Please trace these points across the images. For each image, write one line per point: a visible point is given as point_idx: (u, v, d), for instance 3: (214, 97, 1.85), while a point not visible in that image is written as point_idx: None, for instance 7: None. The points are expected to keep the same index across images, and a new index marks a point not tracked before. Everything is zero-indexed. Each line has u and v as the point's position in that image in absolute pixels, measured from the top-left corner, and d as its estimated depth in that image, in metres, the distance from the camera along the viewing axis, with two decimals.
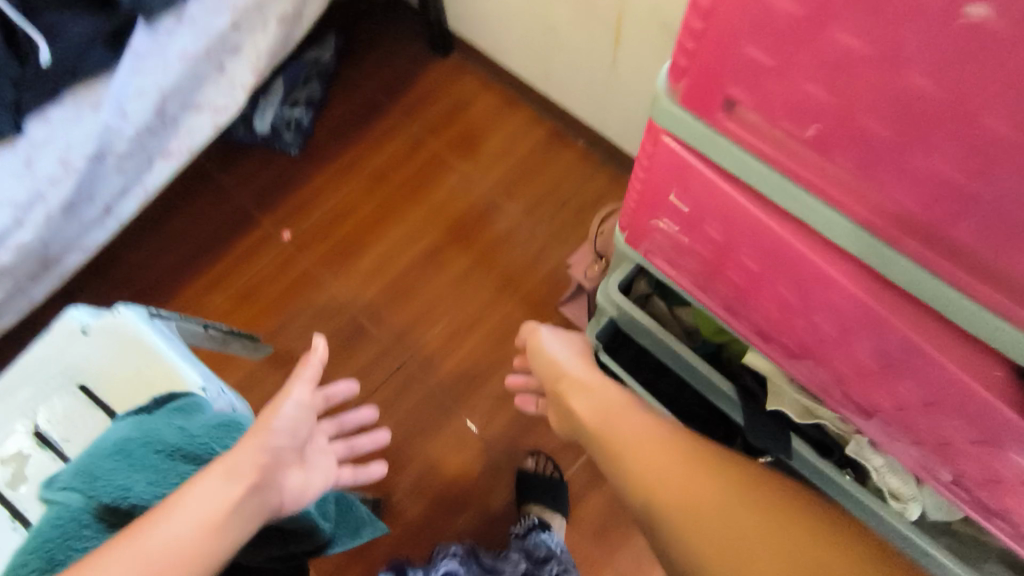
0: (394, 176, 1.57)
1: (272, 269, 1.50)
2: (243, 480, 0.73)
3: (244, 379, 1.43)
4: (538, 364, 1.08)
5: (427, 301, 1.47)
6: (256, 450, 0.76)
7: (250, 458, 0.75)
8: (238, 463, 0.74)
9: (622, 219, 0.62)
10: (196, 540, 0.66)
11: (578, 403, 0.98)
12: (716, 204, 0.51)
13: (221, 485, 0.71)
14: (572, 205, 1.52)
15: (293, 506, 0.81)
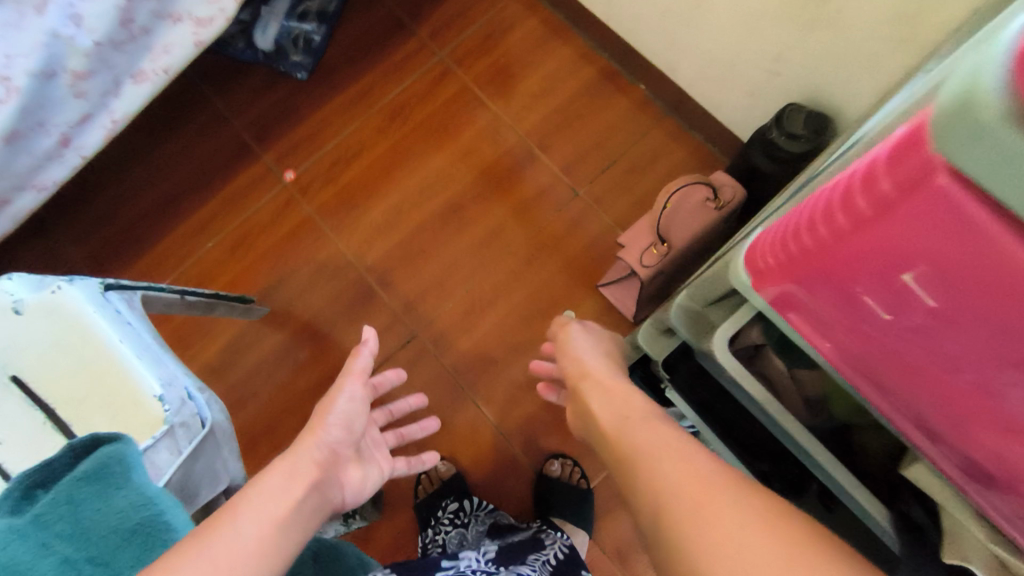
0: (417, 112, 1.33)
1: (269, 215, 1.30)
2: (302, 478, 0.66)
3: (236, 341, 1.27)
4: (567, 359, 1.00)
5: (446, 266, 1.27)
6: (313, 450, 0.73)
7: (303, 463, 0.69)
8: (287, 467, 0.67)
9: (762, 245, 0.41)
10: (269, 536, 0.56)
11: (593, 403, 0.86)
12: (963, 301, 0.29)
13: (282, 486, 0.63)
14: (624, 163, 1.28)
15: (355, 502, 0.80)
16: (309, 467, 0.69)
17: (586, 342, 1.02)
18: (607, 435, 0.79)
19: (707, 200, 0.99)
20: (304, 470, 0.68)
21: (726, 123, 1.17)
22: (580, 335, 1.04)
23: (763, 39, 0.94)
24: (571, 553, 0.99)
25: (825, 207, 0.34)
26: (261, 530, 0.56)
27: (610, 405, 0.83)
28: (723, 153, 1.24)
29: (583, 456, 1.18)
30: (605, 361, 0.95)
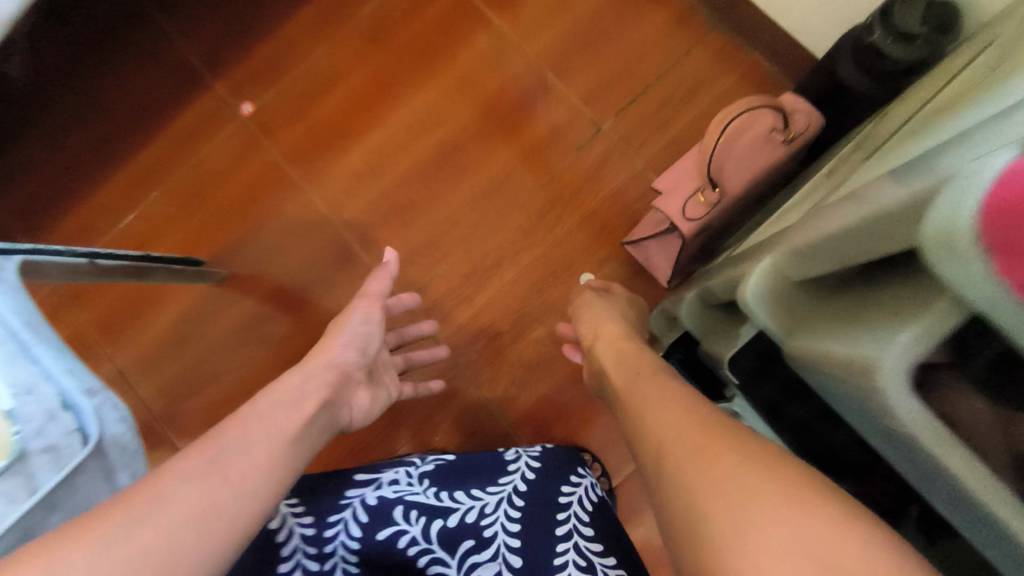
0: (402, 31, 1.08)
1: (225, 161, 1.08)
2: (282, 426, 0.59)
3: (192, 311, 1.07)
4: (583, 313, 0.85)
5: (439, 221, 1.05)
6: (324, 370, 0.71)
7: (291, 411, 0.61)
8: (289, 394, 0.64)
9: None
10: (211, 497, 0.48)
11: (611, 361, 0.71)
12: None
13: (280, 411, 0.60)
14: (659, 91, 1.03)
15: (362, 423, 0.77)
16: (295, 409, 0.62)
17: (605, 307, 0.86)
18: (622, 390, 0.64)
19: (774, 131, 0.75)
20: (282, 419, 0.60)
21: (793, 35, 0.91)
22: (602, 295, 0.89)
23: None
24: (548, 470, 0.72)
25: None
26: (211, 488, 0.49)
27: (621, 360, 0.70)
28: (785, 77, 0.99)
29: (605, 449, 0.98)
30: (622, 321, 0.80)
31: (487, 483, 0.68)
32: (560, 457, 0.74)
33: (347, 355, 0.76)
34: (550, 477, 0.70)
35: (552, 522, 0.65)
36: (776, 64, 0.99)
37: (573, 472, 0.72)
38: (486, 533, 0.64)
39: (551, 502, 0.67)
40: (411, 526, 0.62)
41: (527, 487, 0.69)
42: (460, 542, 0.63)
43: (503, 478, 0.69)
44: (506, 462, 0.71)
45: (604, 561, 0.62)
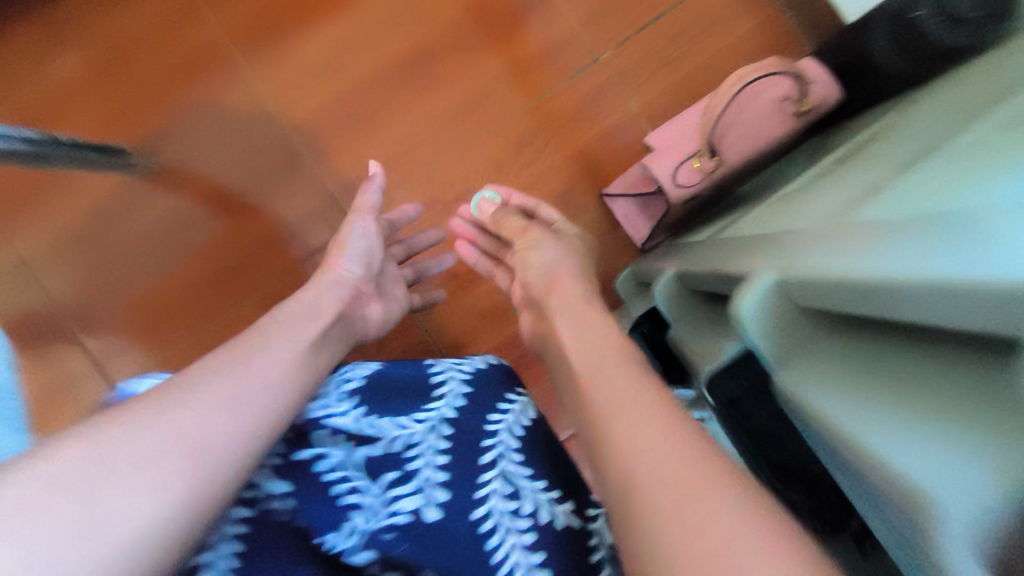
0: None
1: (162, 29, 0.93)
2: (295, 343, 0.51)
3: (111, 201, 0.94)
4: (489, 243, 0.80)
5: (399, 140, 0.93)
6: (333, 287, 0.63)
7: (296, 333, 0.53)
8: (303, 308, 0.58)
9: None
10: (192, 422, 0.40)
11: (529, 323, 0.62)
12: None
13: (295, 319, 0.55)
14: (667, 28, 0.90)
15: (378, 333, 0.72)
16: (299, 327, 0.54)
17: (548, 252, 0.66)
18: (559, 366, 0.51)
19: (787, 99, 0.69)
20: (289, 333, 0.52)
21: None
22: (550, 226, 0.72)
23: None
24: (479, 397, 0.54)
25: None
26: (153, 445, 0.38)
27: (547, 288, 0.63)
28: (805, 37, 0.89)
29: (553, 406, 0.94)
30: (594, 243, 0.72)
31: (418, 407, 0.51)
32: (488, 381, 0.56)
33: (335, 290, 0.63)
34: (480, 404, 0.53)
35: (479, 468, 0.49)
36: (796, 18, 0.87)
37: (494, 413, 0.53)
38: (412, 468, 0.48)
39: (475, 455, 0.49)
40: (331, 451, 0.47)
41: (456, 412, 0.52)
42: (383, 475, 0.47)
43: (427, 404, 0.51)
44: (429, 378, 0.54)
45: (546, 490, 0.50)
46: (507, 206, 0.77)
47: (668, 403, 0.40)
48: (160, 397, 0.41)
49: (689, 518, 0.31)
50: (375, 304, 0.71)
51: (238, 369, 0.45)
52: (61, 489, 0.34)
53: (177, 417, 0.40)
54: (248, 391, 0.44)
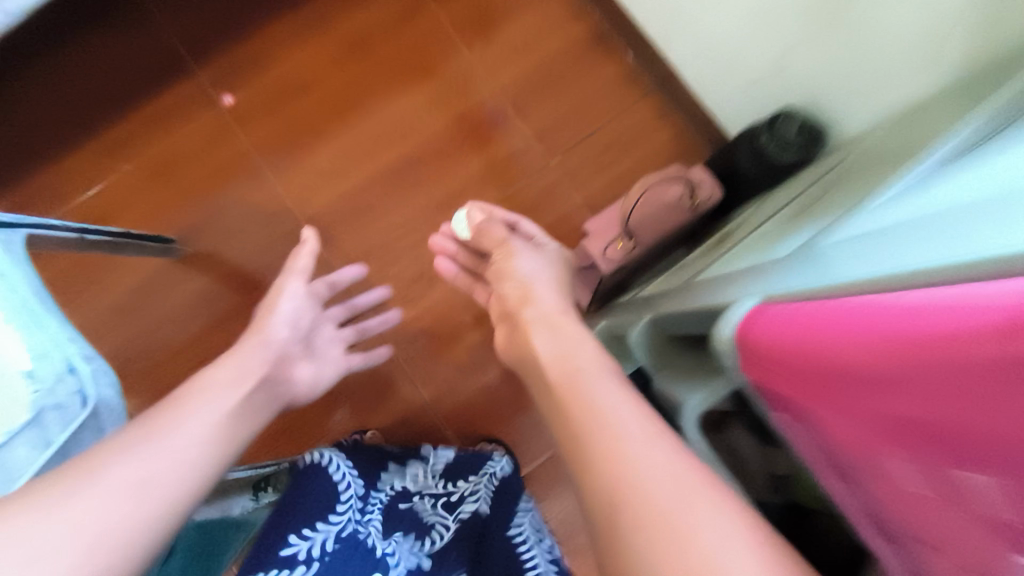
0: (383, 47, 1.19)
1: (202, 143, 1.17)
2: (217, 411, 0.65)
3: (151, 280, 1.14)
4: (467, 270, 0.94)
5: (391, 228, 1.16)
6: (260, 349, 0.77)
7: (225, 387, 0.68)
8: (234, 372, 0.71)
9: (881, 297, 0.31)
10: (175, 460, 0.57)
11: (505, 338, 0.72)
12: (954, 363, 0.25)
13: (227, 382, 0.69)
14: (602, 138, 1.16)
15: (308, 395, 0.87)
16: (213, 416, 0.63)
17: (531, 263, 0.80)
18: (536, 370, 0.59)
19: (683, 197, 0.94)
20: (204, 415, 0.63)
21: (715, 112, 1.07)
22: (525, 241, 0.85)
23: (771, 37, 0.83)
24: (503, 509, 0.90)
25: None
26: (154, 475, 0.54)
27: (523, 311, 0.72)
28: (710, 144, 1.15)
29: (521, 444, 1.12)
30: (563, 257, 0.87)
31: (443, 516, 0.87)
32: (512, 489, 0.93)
33: (265, 350, 0.77)
34: (500, 513, 0.89)
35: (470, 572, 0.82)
36: (699, 136, 1.13)
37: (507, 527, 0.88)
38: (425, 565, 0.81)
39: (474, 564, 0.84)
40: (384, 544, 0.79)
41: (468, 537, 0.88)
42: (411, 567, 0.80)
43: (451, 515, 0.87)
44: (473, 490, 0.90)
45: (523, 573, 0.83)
46: (494, 217, 0.89)
47: (628, 401, 0.48)
48: (85, 472, 0.52)
49: (639, 520, 0.38)
50: (303, 363, 0.88)
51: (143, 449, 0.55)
52: (72, 524, 0.48)
53: (167, 453, 0.57)
54: (160, 472, 0.54)
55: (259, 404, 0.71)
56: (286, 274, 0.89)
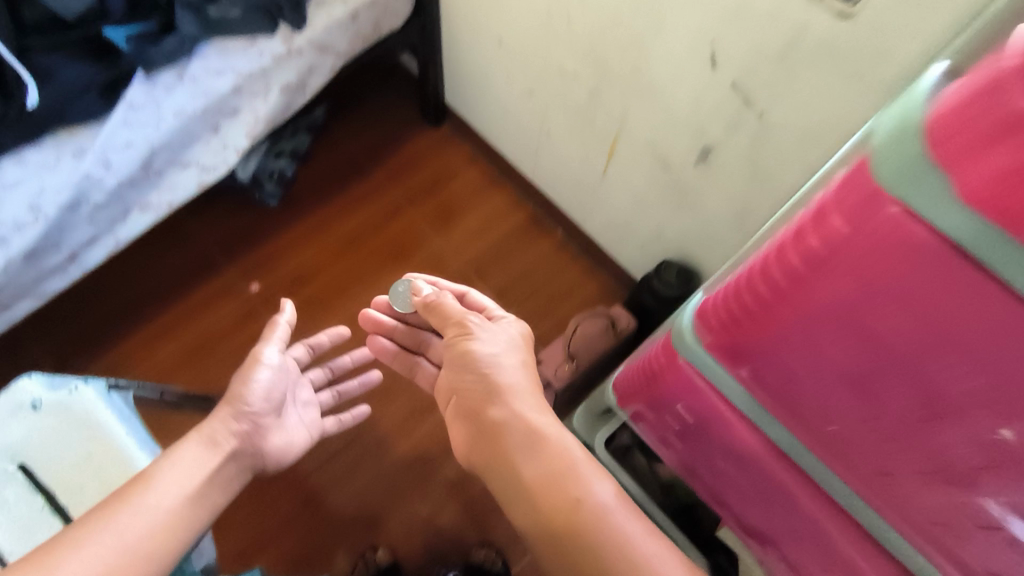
0: (373, 240, 1.56)
1: (231, 323, 1.45)
2: (181, 481, 0.70)
3: None
4: (399, 337, 1.00)
5: (388, 377, 1.43)
6: (223, 424, 0.78)
7: (192, 466, 0.72)
8: (191, 458, 0.73)
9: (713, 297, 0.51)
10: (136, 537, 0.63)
11: (464, 438, 0.77)
12: (776, 278, 0.44)
13: (195, 457, 0.73)
14: (546, 291, 1.52)
15: (280, 462, 0.85)
16: (200, 471, 0.72)
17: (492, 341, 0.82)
18: (515, 457, 0.68)
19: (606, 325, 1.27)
20: (182, 480, 0.70)
21: (625, 265, 1.45)
22: (481, 323, 0.84)
23: (649, 217, 1.23)
24: None
25: (782, 248, 0.43)
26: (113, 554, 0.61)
27: (525, 467, 0.67)
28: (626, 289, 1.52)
29: (510, 547, 1.30)
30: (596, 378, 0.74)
31: None
32: None
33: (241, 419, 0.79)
34: None
35: None
36: (617, 282, 1.51)
37: None
38: None
39: None
40: None
41: None
42: None
43: None
44: None
45: None
46: (444, 295, 0.88)
47: (596, 492, 0.62)
48: (76, 542, 0.61)
49: None
50: (281, 428, 0.86)
51: (147, 505, 0.65)
52: None
53: (138, 522, 0.64)
54: (119, 553, 0.61)
55: (215, 487, 0.73)
56: (260, 352, 0.85)
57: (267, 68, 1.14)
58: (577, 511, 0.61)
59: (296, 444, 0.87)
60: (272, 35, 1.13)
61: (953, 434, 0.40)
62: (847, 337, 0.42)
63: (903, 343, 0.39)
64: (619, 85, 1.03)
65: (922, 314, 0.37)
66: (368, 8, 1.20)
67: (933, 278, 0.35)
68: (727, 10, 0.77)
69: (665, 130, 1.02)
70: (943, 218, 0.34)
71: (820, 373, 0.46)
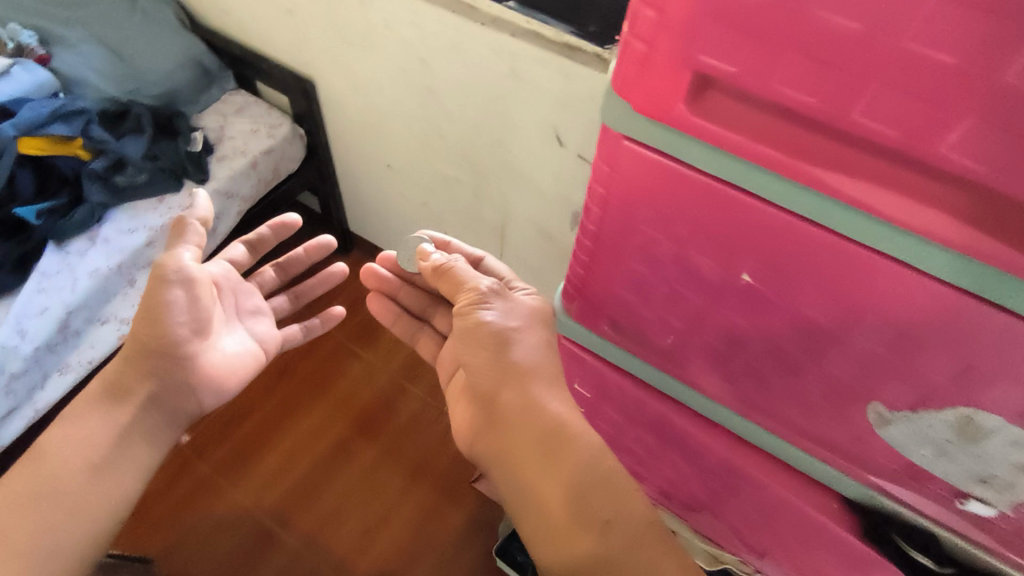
0: (303, 367, 1.58)
1: (166, 479, 1.40)
2: (85, 450, 0.66)
3: None
4: (407, 297, 0.90)
5: (339, 497, 1.40)
6: (134, 365, 0.70)
7: (94, 428, 0.67)
8: (96, 419, 0.68)
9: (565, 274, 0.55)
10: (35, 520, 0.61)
11: (473, 421, 0.68)
12: (599, 239, 0.48)
13: (99, 414, 0.68)
14: None
15: (224, 395, 0.77)
16: (106, 432, 0.67)
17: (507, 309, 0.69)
18: (538, 465, 0.61)
19: None
20: (83, 454, 0.65)
21: None
22: (497, 287, 0.70)
23: (551, 287, 1.36)
24: None
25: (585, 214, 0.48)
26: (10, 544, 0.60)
27: (555, 478, 0.59)
28: None
29: None
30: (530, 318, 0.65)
31: None
32: None
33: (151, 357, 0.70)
34: None
35: None
36: None
37: None
38: None
39: None
40: None
41: None
42: None
43: None
44: None
45: None
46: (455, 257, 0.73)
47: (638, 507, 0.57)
48: None
49: None
50: (223, 338, 0.77)
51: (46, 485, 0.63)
52: None
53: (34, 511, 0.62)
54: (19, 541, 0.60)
55: (129, 442, 0.68)
56: (166, 266, 0.69)
57: (177, 220, 1.23)
58: (608, 531, 0.56)
59: (240, 362, 0.77)
60: (179, 191, 1.25)
61: (759, 353, 0.46)
62: (641, 261, 0.47)
63: (713, 262, 0.43)
64: (494, 178, 1.19)
65: (715, 231, 0.42)
66: (264, 156, 1.35)
67: (703, 204, 0.41)
68: (558, 100, 0.96)
69: (541, 206, 1.18)
70: (679, 152, 0.39)
71: (663, 319, 0.50)
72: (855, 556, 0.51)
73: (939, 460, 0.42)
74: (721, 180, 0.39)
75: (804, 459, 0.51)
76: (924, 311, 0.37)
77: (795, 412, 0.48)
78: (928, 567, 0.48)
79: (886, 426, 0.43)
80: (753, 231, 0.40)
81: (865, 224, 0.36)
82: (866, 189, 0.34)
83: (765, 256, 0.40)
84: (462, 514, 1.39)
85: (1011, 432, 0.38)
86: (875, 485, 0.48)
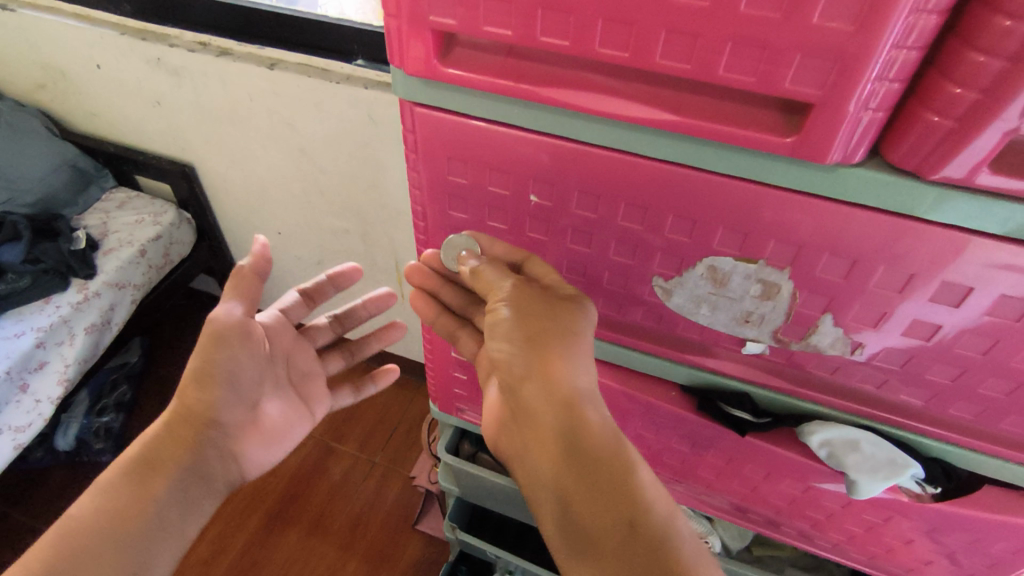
0: None
1: None
2: (131, 505, 0.54)
3: None
4: (450, 295, 0.61)
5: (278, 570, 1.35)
6: (176, 422, 0.59)
7: (136, 488, 0.55)
8: (141, 475, 0.56)
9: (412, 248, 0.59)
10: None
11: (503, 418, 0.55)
12: (422, 200, 0.52)
13: (141, 473, 0.56)
14: (404, 426, 1.60)
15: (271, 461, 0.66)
16: (153, 491, 0.55)
17: None
18: (571, 477, 0.48)
19: None
20: (123, 514, 0.53)
21: None
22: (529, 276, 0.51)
23: None
24: None
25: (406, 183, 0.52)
26: None
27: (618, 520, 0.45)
28: None
29: None
30: (553, 313, 0.48)
31: None
32: None
33: (187, 420, 0.59)
34: None
35: None
36: None
37: None
38: None
39: None
40: None
41: None
42: None
43: None
44: None
45: None
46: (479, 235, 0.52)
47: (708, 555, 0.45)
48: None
49: None
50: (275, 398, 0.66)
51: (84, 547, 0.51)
52: None
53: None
54: None
55: (184, 499, 0.57)
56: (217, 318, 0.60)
57: (67, 317, 1.22)
58: (636, 542, 0.44)
59: (293, 422, 0.67)
60: (67, 289, 1.25)
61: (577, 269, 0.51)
62: (463, 206, 0.51)
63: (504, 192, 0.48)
64: (378, 222, 1.27)
65: (499, 163, 0.46)
66: (153, 243, 1.37)
67: (483, 142, 0.45)
68: None
69: None
70: (442, 101, 0.44)
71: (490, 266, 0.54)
72: (710, 443, 0.57)
73: (711, 312, 0.48)
74: (482, 119, 0.44)
75: (649, 359, 0.56)
76: (670, 192, 0.42)
77: (627, 318, 0.53)
78: (753, 422, 0.52)
79: (672, 297, 0.48)
80: (520, 154, 0.45)
81: (596, 126, 0.41)
82: (595, 84, 0.39)
83: (539, 173, 0.45)
84: (409, 560, 1.38)
85: (741, 267, 0.44)
86: (705, 367, 0.54)
